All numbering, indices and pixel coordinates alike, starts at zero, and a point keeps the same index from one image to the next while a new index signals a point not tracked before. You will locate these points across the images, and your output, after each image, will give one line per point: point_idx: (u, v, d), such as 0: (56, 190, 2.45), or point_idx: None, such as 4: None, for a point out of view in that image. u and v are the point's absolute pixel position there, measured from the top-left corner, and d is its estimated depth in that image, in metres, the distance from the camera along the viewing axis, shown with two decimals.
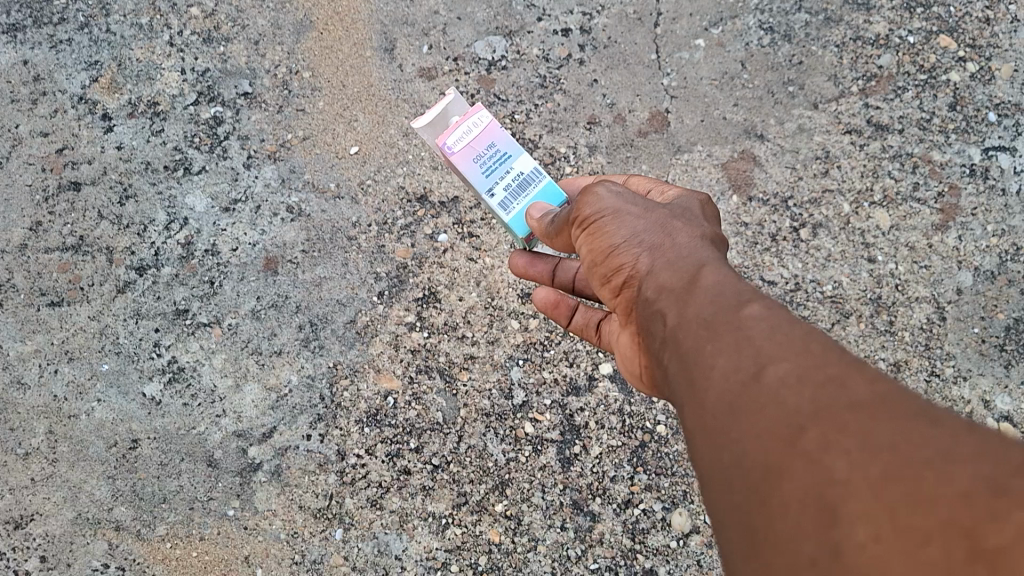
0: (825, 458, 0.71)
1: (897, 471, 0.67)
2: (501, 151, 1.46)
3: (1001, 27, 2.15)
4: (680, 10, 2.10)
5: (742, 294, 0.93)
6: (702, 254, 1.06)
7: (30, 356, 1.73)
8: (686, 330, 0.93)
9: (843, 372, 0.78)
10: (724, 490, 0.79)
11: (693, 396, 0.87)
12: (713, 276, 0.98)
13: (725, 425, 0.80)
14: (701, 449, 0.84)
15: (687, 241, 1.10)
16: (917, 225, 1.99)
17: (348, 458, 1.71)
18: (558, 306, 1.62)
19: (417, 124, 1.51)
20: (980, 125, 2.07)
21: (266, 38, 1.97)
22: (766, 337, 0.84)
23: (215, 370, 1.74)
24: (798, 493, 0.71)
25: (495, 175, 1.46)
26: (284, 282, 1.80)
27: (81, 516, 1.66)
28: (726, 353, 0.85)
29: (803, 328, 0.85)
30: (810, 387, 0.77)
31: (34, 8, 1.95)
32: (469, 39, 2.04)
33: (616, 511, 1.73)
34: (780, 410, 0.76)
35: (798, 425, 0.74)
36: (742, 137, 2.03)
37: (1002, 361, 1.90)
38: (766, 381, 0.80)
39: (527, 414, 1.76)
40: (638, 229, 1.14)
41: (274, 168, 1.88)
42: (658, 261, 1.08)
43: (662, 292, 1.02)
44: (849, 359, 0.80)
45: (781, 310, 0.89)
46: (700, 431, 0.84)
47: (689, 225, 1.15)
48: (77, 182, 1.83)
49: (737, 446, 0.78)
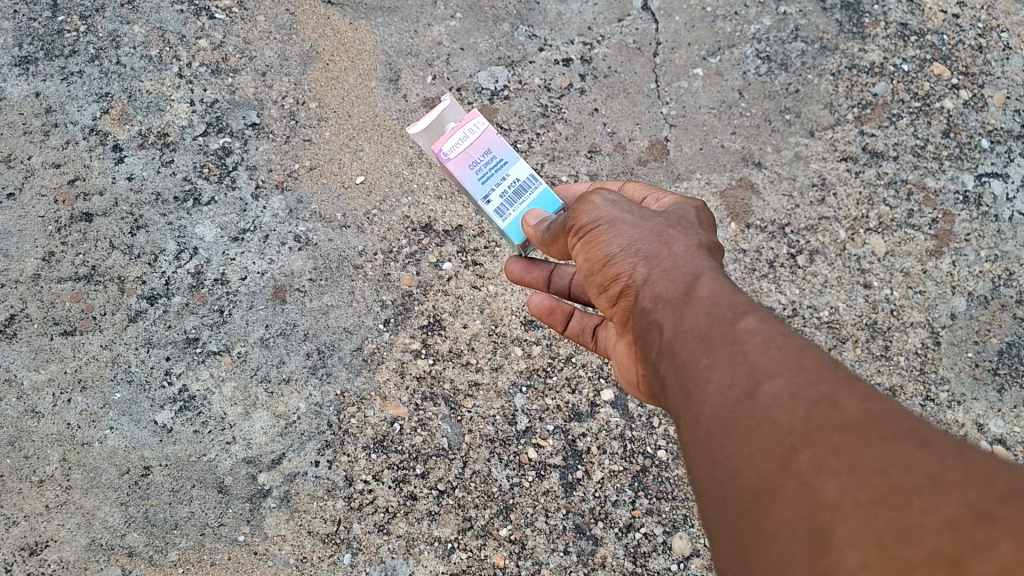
0: (818, 483, 0.75)
1: (885, 498, 0.72)
2: (497, 158, 1.50)
3: (994, 54, 2.21)
4: (678, 40, 2.17)
5: (736, 306, 0.95)
6: (697, 264, 1.08)
7: (44, 385, 1.76)
8: (682, 342, 0.95)
9: (835, 390, 0.81)
10: (720, 504, 0.84)
11: (690, 410, 0.91)
12: (708, 287, 1.00)
13: (722, 443, 0.85)
14: (698, 463, 0.88)
15: (683, 249, 1.13)
16: (912, 251, 2.02)
17: (356, 484, 1.74)
18: (554, 312, 1.62)
19: (413, 130, 1.54)
20: (973, 152, 2.11)
21: (273, 70, 2.03)
22: (760, 353, 0.87)
23: (225, 399, 1.78)
24: (791, 516, 0.76)
25: (491, 181, 1.49)
26: (292, 310, 1.84)
27: (95, 542, 1.68)
28: (721, 367, 0.89)
29: (797, 342, 0.89)
30: (803, 406, 0.80)
31: (46, 41, 2.00)
32: (471, 69, 2.09)
33: (618, 535, 1.76)
34: (774, 430, 0.81)
35: (791, 446, 0.79)
36: (739, 165, 2.07)
37: (995, 386, 1.94)
38: (760, 400, 0.83)
39: (530, 440, 1.80)
40: (633, 238, 1.17)
41: (282, 199, 1.92)
42: (654, 270, 1.11)
43: (658, 303, 1.05)
44: (840, 374, 0.84)
45: (775, 322, 0.92)
46: (697, 446, 0.88)
47: (685, 234, 1.18)
48: (88, 213, 1.87)
49: (733, 465, 0.83)
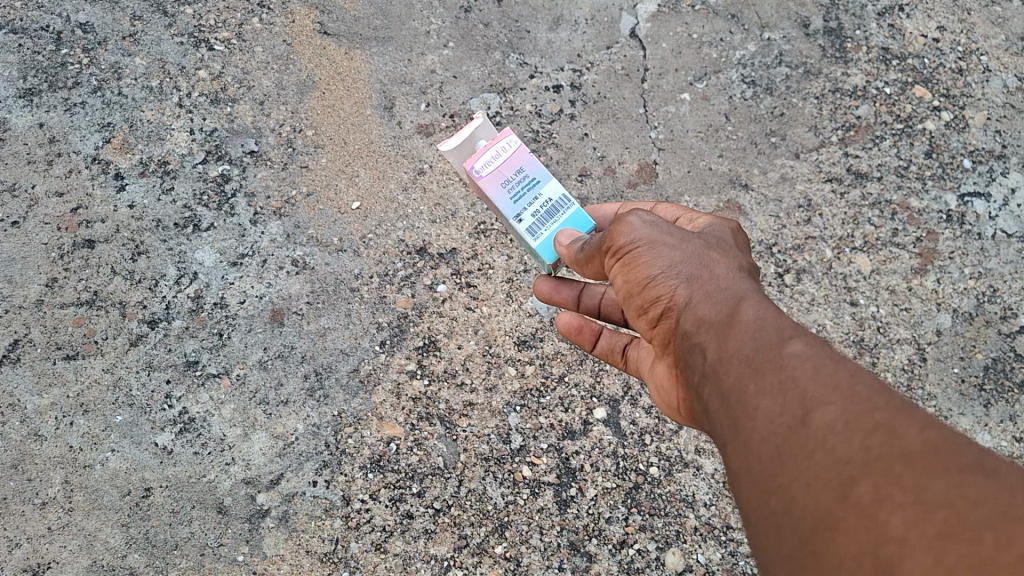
0: (881, 514, 0.77)
1: (952, 530, 0.73)
2: (529, 177, 1.55)
3: (973, 76, 2.28)
4: (665, 66, 2.24)
5: (783, 331, 1.00)
6: (740, 288, 1.12)
7: (47, 409, 1.79)
8: (728, 367, 1.01)
9: (890, 420, 0.84)
10: (776, 538, 0.86)
11: (738, 436, 0.96)
12: (752, 312, 1.05)
13: (776, 472, 0.88)
14: (752, 493, 0.91)
15: (724, 273, 1.17)
16: (897, 268, 2.07)
17: (353, 503, 1.77)
18: (582, 331, 1.67)
19: (445, 147, 1.59)
20: (956, 171, 2.17)
21: (271, 99, 2.09)
22: (810, 380, 0.91)
23: (224, 420, 1.81)
24: (854, 548, 0.77)
25: (524, 201, 1.54)
26: (290, 333, 1.88)
27: (97, 563, 1.70)
28: (770, 394, 0.93)
29: (847, 366, 0.92)
30: (858, 433, 0.84)
31: (49, 73, 2.06)
32: (464, 96, 2.15)
33: (611, 551, 1.79)
34: (830, 457, 0.84)
35: (849, 477, 0.81)
36: (727, 187, 2.12)
37: (982, 401, 1.97)
38: (813, 427, 0.87)
39: (524, 458, 1.83)
40: (673, 260, 1.21)
41: (280, 224, 1.97)
42: (696, 294, 1.15)
43: (702, 327, 1.10)
44: (895, 401, 0.87)
45: (823, 348, 0.96)
46: (748, 472, 0.93)
47: (725, 257, 1.22)
48: (91, 240, 1.92)
49: (790, 494, 0.86)
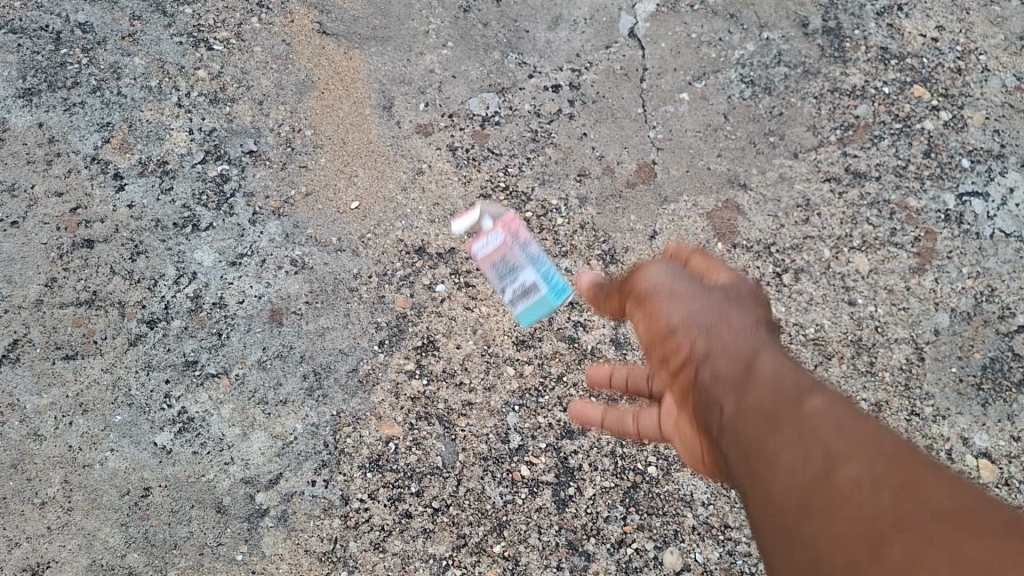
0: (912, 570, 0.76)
1: None
2: (509, 266, 1.60)
3: (972, 76, 2.28)
4: (664, 65, 2.24)
5: (805, 390, 1.03)
6: (761, 347, 1.16)
7: (46, 408, 1.80)
8: (748, 420, 1.04)
9: (915, 477, 0.85)
10: None
11: (761, 492, 0.97)
12: (773, 371, 1.09)
13: (801, 528, 0.89)
14: (777, 549, 0.92)
15: (744, 328, 1.21)
16: (895, 268, 2.07)
17: (352, 502, 1.77)
18: None
19: (456, 228, 1.80)
20: (954, 171, 2.17)
21: (270, 98, 2.10)
22: (833, 437, 0.94)
23: (223, 420, 1.81)
24: None
25: (503, 283, 1.63)
26: (289, 333, 1.89)
27: (96, 562, 1.70)
28: (793, 450, 0.95)
29: (871, 427, 0.94)
30: (883, 491, 0.85)
31: (49, 73, 2.08)
32: (464, 96, 2.15)
33: (609, 550, 1.79)
34: (856, 513, 0.84)
35: (877, 532, 0.82)
36: (725, 186, 2.12)
37: (979, 400, 1.97)
38: (837, 482, 0.89)
39: (523, 457, 1.84)
40: (695, 315, 1.26)
41: (279, 224, 1.98)
42: (716, 345, 1.19)
43: (720, 381, 1.14)
44: (920, 461, 0.88)
45: (845, 407, 0.99)
46: (772, 528, 0.93)
47: (744, 310, 1.26)
48: (90, 240, 1.93)
49: (816, 550, 0.86)
